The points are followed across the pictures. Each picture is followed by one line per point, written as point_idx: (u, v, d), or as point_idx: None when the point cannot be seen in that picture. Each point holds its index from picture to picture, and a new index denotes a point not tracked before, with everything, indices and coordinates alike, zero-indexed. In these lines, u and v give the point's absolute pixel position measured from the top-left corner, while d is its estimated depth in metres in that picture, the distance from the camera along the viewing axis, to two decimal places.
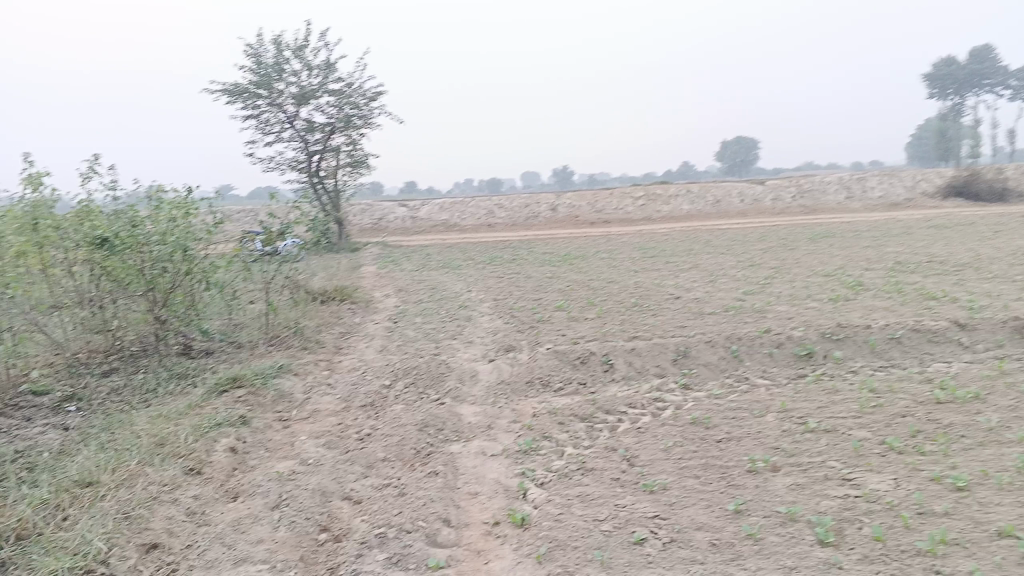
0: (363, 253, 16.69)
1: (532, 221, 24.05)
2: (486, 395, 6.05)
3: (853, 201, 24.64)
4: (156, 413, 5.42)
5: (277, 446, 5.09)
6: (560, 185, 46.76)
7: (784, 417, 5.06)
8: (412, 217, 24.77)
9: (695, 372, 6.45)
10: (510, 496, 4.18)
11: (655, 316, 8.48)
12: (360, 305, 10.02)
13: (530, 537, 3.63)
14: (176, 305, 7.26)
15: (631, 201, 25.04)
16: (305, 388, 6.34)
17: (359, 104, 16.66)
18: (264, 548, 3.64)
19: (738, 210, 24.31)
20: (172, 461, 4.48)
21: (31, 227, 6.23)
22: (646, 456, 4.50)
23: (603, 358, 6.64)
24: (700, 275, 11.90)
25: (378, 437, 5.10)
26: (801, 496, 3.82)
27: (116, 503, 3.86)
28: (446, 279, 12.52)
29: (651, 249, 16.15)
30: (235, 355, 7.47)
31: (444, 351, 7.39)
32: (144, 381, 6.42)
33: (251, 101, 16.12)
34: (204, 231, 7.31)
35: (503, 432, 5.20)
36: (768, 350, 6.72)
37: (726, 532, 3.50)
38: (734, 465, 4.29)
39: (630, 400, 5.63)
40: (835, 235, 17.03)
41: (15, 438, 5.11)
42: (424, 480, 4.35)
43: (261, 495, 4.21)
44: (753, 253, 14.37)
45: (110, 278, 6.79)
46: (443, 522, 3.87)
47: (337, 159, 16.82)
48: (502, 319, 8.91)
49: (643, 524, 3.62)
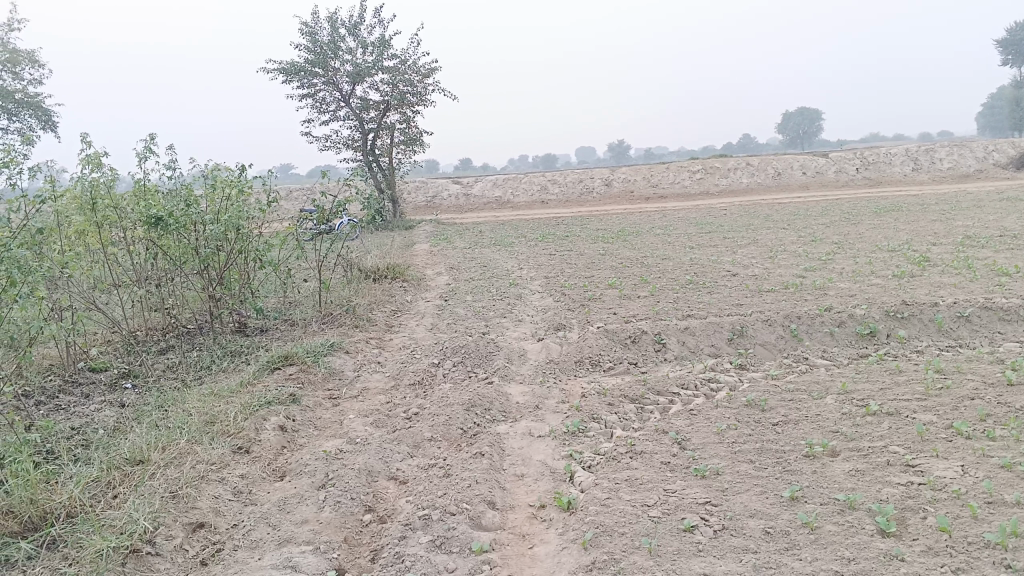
0: (416, 231, 16.74)
1: (586, 197, 23.82)
2: (535, 374, 5.98)
3: (920, 173, 23.80)
4: (208, 391, 5.49)
5: (326, 425, 5.10)
6: (615, 160, 46.19)
7: (844, 400, 4.86)
8: (466, 194, 24.77)
9: (751, 352, 6.26)
10: (556, 478, 4.10)
11: (710, 294, 8.27)
12: (413, 283, 10.02)
13: (576, 522, 3.54)
14: (230, 283, 7.30)
15: (688, 175, 24.56)
16: (356, 365, 6.34)
17: (413, 81, 16.60)
18: (308, 529, 3.62)
19: (799, 182, 23.67)
20: (221, 440, 4.52)
21: (90, 207, 6.34)
22: (698, 439, 4.37)
23: (656, 337, 6.49)
24: (758, 251, 11.63)
25: (425, 416, 5.06)
26: (861, 483, 3.65)
27: (164, 481, 3.90)
28: (498, 256, 12.46)
29: (707, 224, 15.82)
30: (288, 333, 7.50)
31: (494, 330, 7.34)
32: (198, 359, 6.51)
33: (307, 80, 16.22)
34: (257, 209, 7.38)
35: (551, 413, 5.12)
36: (828, 329, 6.48)
37: (781, 521, 3.35)
38: (791, 450, 4.13)
39: (682, 380, 5.49)
40: (901, 208, 16.46)
41: (72, 415, 5.23)
42: (470, 461, 4.28)
43: (307, 475, 4.20)
44: (815, 228, 13.98)
45: (166, 256, 6.89)
46: (488, 505, 3.80)
47: (392, 137, 16.84)
48: (553, 296, 8.81)
49: (693, 510, 3.50)
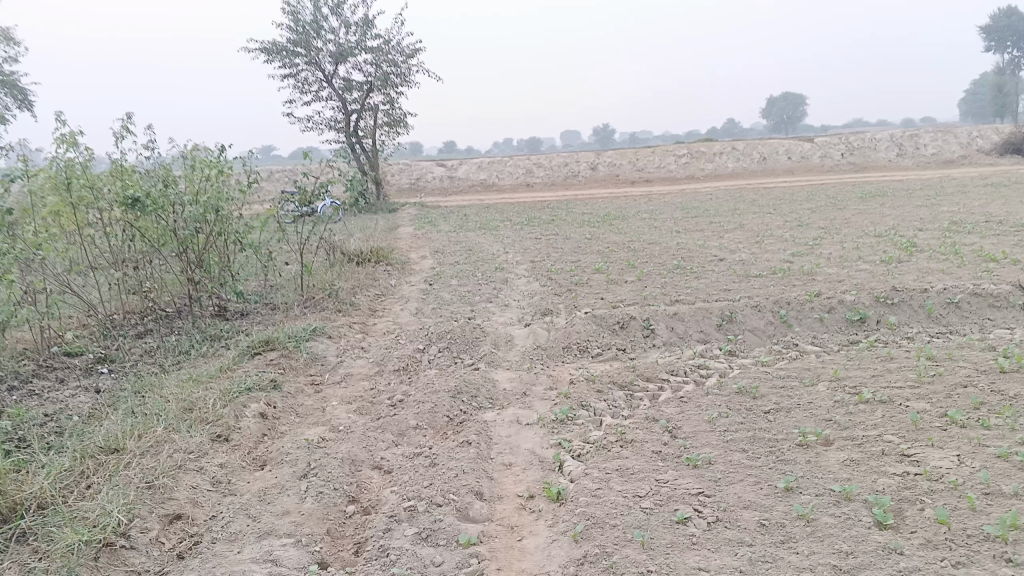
0: (400, 214, 16.56)
1: (571, 180, 23.70)
2: (522, 360, 5.87)
3: (904, 158, 23.83)
4: (187, 376, 5.34)
5: (308, 412, 4.97)
6: (599, 144, 45.96)
7: (836, 387, 4.79)
8: (450, 176, 24.56)
9: (740, 338, 6.18)
10: (545, 467, 4.00)
11: (698, 279, 8.18)
12: (396, 266, 9.86)
13: (566, 513, 3.45)
14: (209, 266, 7.12)
15: (674, 159, 24.47)
16: (339, 351, 6.21)
17: (397, 62, 16.35)
18: (289, 521, 3.51)
19: (785, 168, 23.65)
20: (199, 427, 4.39)
21: (64, 186, 6.11)
22: (689, 428, 4.28)
23: (644, 322, 6.40)
24: (745, 236, 11.56)
25: (410, 404, 4.94)
26: (856, 473, 3.58)
27: (140, 471, 3.78)
28: (483, 240, 12.33)
29: (693, 208, 15.71)
30: (269, 318, 7.34)
31: (480, 315, 7.22)
32: (177, 343, 6.35)
33: (289, 59, 15.94)
34: (237, 190, 7.19)
35: (539, 400, 5.02)
36: (817, 315, 6.41)
37: (776, 512, 3.27)
38: (784, 439, 4.05)
39: (672, 367, 5.40)
40: (886, 194, 16.47)
41: (46, 401, 5.07)
42: (456, 450, 4.18)
43: (288, 464, 4.08)
44: (801, 213, 13.93)
45: (143, 239, 6.69)
46: (476, 495, 3.70)
47: (375, 119, 16.61)
48: (539, 281, 8.69)
49: (686, 501, 3.41)
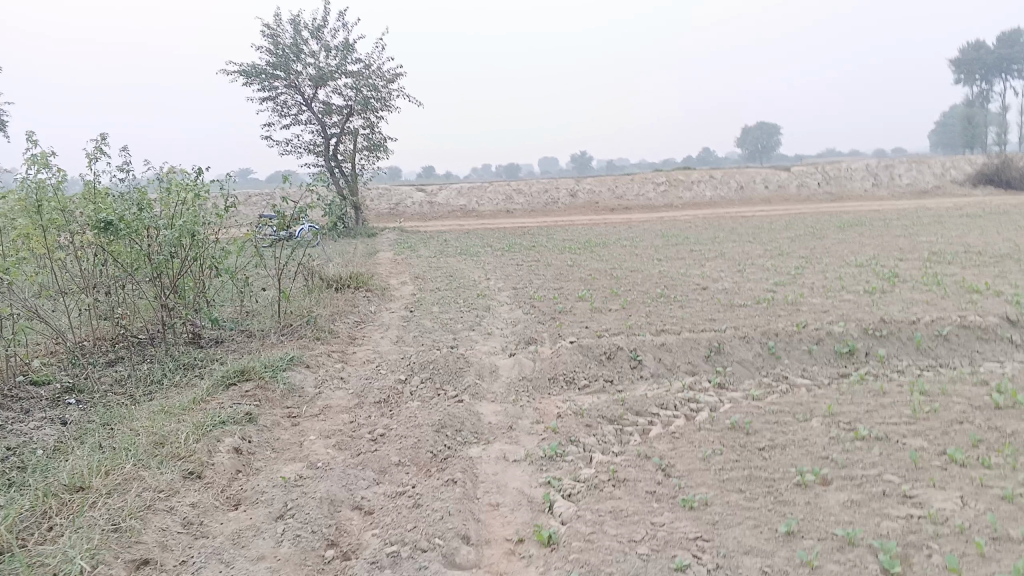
0: (380, 239, 16.39)
1: (551, 207, 23.66)
2: (507, 392, 5.70)
3: (880, 188, 24.07)
4: (158, 408, 5.12)
5: (285, 446, 4.76)
6: (578, 172, 45.98)
7: (830, 423, 4.66)
8: (429, 201, 24.42)
9: (729, 370, 6.06)
10: (534, 509, 3.84)
11: (683, 308, 8.07)
12: (376, 292, 9.67)
13: (559, 560, 3.28)
14: (184, 292, 6.92)
15: (653, 186, 24.53)
16: (317, 381, 6.01)
17: (378, 86, 16.28)
18: (265, 567, 3.30)
19: (762, 196, 23.79)
20: (170, 464, 4.18)
21: (34, 210, 5.92)
22: (683, 466, 4.14)
23: (631, 353, 6.27)
24: (727, 264, 11.50)
25: (392, 439, 4.76)
26: (858, 516, 3.44)
27: (107, 512, 3.57)
28: (464, 266, 12.17)
29: (673, 236, 15.70)
30: (245, 346, 7.12)
31: (462, 343, 7.05)
32: (148, 372, 6.11)
33: (268, 82, 15.79)
34: (213, 215, 7.01)
35: (526, 435, 4.85)
36: (806, 347, 6.31)
37: (778, 558, 3.12)
38: (781, 478, 3.91)
39: (662, 401, 5.26)
40: (864, 223, 16.55)
41: (8, 433, 4.83)
42: (441, 489, 4.00)
43: (264, 504, 3.88)
44: (781, 242, 13.93)
45: (115, 263, 6.48)
46: (463, 539, 3.52)
47: (355, 143, 16.45)
48: (522, 309, 8.55)
49: (684, 547, 3.27)
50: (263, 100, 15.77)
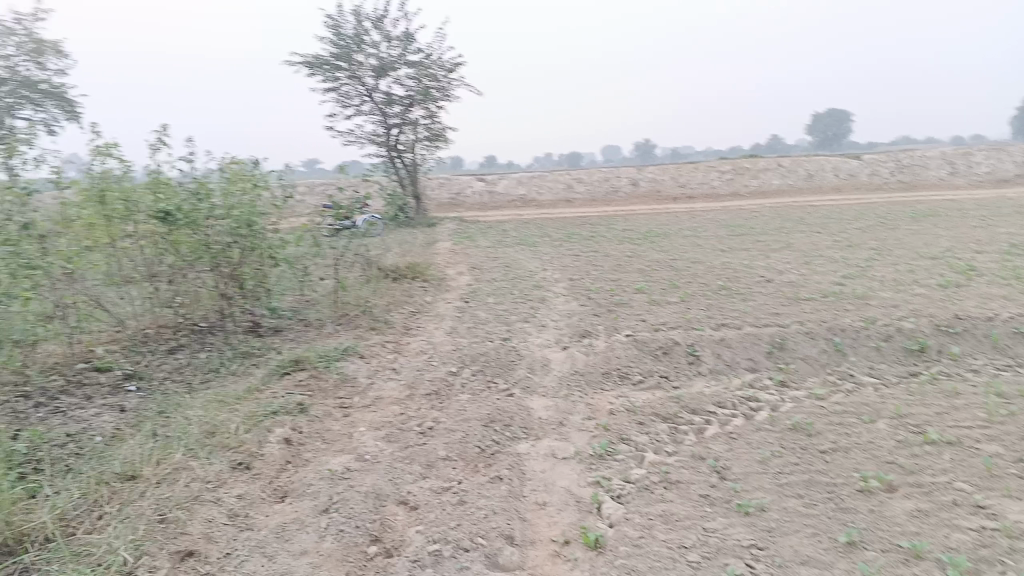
0: (440, 228, 16.42)
1: (612, 196, 23.39)
2: (559, 387, 5.60)
3: (956, 177, 23.09)
4: (213, 397, 5.17)
5: (335, 437, 4.74)
6: (641, 160, 45.35)
7: (897, 425, 4.42)
8: (490, 190, 24.41)
9: (793, 367, 5.83)
10: (582, 509, 3.74)
11: (745, 301, 7.83)
12: (433, 282, 9.66)
13: (604, 564, 3.18)
14: (243, 281, 6.92)
15: (718, 175, 24.01)
16: (370, 372, 5.99)
17: (438, 76, 16.26)
18: (307, 562, 3.29)
19: (831, 185, 23.08)
20: (220, 454, 4.21)
21: (98, 200, 5.99)
22: (739, 469, 3.97)
23: (689, 348, 6.09)
24: (794, 255, 11.15)
25: (440, 433, 4.70)
26: (925, 527, 3.23)
27: (154, 502, 3.61)
28: (522, 257, 12.09)
29: (737, 226, 15.32)
30: (302, 335, 7.16)
31: (515, 335, 6.97)
32: (207, 360, 6.20)
33: (331, 73, 15.91)
34: (272, 205, 7.04)
35: (576, 431, 4.75)
36: (874, 343, 6.03)
37: (837, 571, 2.95)
38: (843, 484, 3.72)
39: (719, 399, 5.09)
40: (938, 213, 15.88)
41: (69, 419, 4.92)
42: (487, 487, 3.93)
43: (310, 497, 3.86)
44: (851, 233, 13.46)
45: (176, 253, 6.56)
46: (507, 540, 3.44)
47: (416, 133, 16.46)
48: (578, 300, 8.42)
49: (737, 555, 3.13)
50: (326, 91, 15.90)
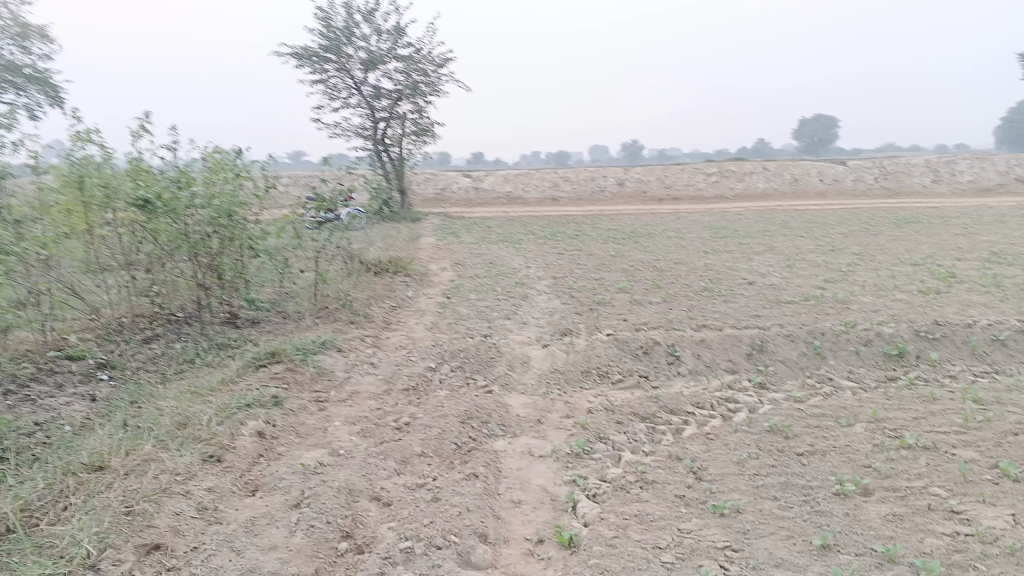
0: (424, 223, 16.36)
1: (597, 196, 23.40)
2: (537, 384, 5.57)
3: (939, 185, 23.25)
4: (187, 387, 5.10)
5: (310, 431, 4.68)
6: (628, 160, 45.40)
7: (874, 429, 4.42)
8: (475, 187, 24.34)
9: (772, 369, 5.83)
10: (557, 508, 3.70)
11: (726, 303, 7.82)
12: (415, 277, 9.60)
13: (577, 564, 3.14)
14: (222, 272, 6.86)
15: (704, 177, 24.08)
16: (348, 366, 5.93)
17: (427, 71, 16.17)
18: (276, 557, 3.23)
19: (816, 190, 23.18)
20: (191, 446, 4.14)
21: (76, 185, 5.83)
22: (716, 470, 3.95)
23: (669, 349, 6.07)
24: (776, 259, 11.17)
25: (417, 428, 4.66)
26: (900, 531, 3.21)
27: (121, 494, 3.54)
28: (506, 253, 12.05)
29: (722, 228, 15.35)
30: (281, 327, 7.08)
31: (496, 332, 6.93)
32: (183, 351, 6.11)
33: (319, 65, 15.79)
34: (253, 195, 6.95)
35: (554, 429, 4.71)
36: (853, 347, 6.03)
37: (811, 573, 2.93)
38: (819, 487, 3.70)
39: (698, 399, 5.08)
40: (921, 221, 15.97)
41: (38, 407, 4.84)
42: (462, 484, 3.89)
43: (281, 491, 3.80)
44: (834, 237, 13.51)
45: (155, 243, 6.42)
46: (480, 537, 3.41)
47: (403, 127, 16.37)
48: (560, 298, 8.39)
49: (711, 556, 3.10)
50: (313, 82, 15.78)
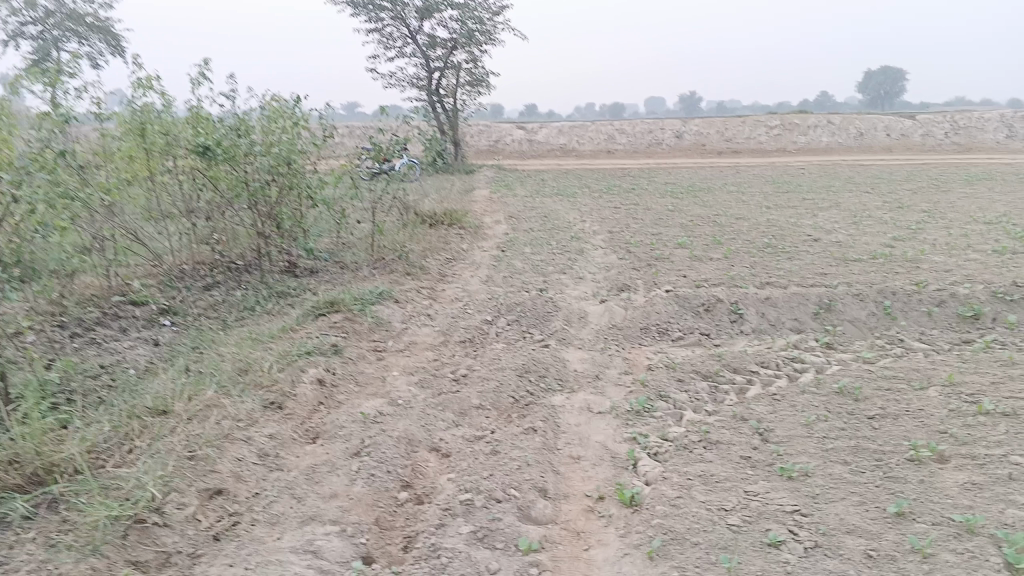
0: (478, 176, 16.25)
1: (654, 149, 22.97)
2: (595, 340, 5.49)
3: (1014, 140, 22.18)
4: (247, 334, 5.14)
5: (368, 380, 4.68)
6: (685, 112, 44.34)
7: (950, 394, 4.23)
8: (529, 139, 24.08)
9: (839, 330, 5.64)
10: (617, 465, 3.64)
11: (790, 260, 7.57)
12: (470, 229, 9.53)
13: (640, 523, 3.09)
14: (281, 221, 6.77)
15: (765, 130, 23.40)
16: (405, 317, 5.91)
17: (482, 19, 15.87)
18: (336, 506, 3.25)
19: (882, 145, 22.35)
20: (252, 393, 4.16)
21: (138, 132, 5.92)
22: (783, 431, 3.84)
23: (732, 306, 5.92)
24: (841, 215, 10.80)
25: (474, 381, 4.63)
26: (979, 501, 3.06)
27: (185, 438, 3.59)
28: (561, 207, 11.88)
29: (784, 183, 14.90)
30: (338, 277, 7.09)
31: (552, 286, 6.84)
32: (243, 298, 6.16)
33: (374, 13, 15.62)
34: (311, 145, 6.87)
35: (613, 385, 4.63)
36: (925, 308, 5.79)
37: (886, 542, 2.83)
38: (892, 452, 3.56)
39: (762, 358, 4.94)
40: (994, 177, 15.27)
41: (104, 351, 4.94)
42: (520, 438, 3.86)
43: (341, 439, 3.81)
44: (901, 194, 13.00)
45: (215, 190, 6.46)
46: (539, 493, 3.38)
47: (457, 78, 16.17)
48: (617, 253, 8.23)
49: (780, 520, 3.01)
50: (369, 31, 15.63)
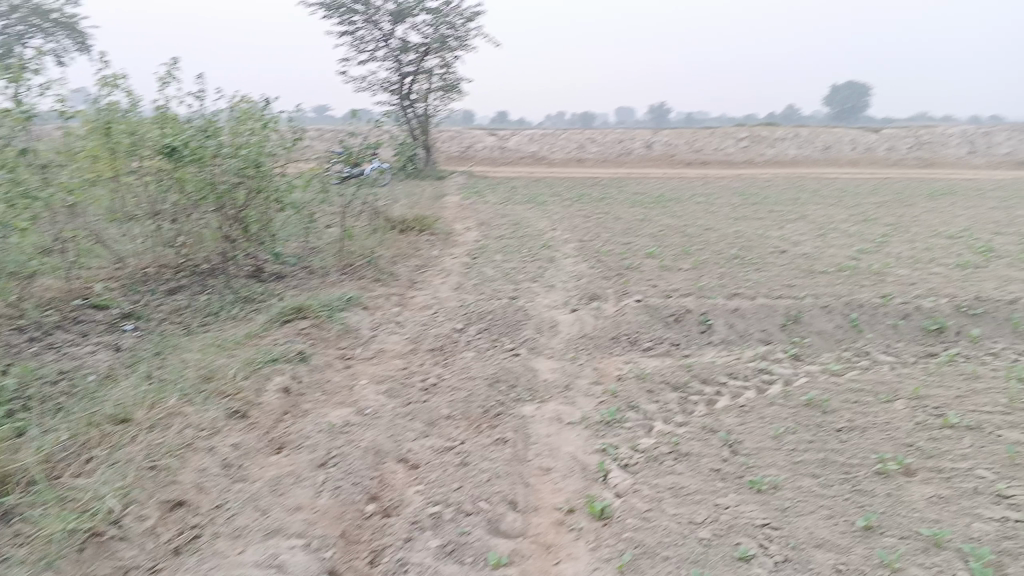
0: (448, 182, 16.20)
1: (624, 158, 23.09)
2: (566, 349, 5.46)
3: (975, 156, 22.63)
4: (212, 340, 5.04)
5: (335, 388, 4.61)
6: (654, 122, 44.66)
7: (916, 407, 4.26)
8: (500, 146, 24.08)
9: (807, 342, 5.67)
10: (587, 477, 3.61)
11: (758, 272, 7.62)
12: (441, 236, 9.48)
13: (611, 537, 3.07)
14: (247, 225, 6.66)
15: (734, 142, 23.64)
16: (373, 324, 5.84)
17: (455, 24, 15.84)
18: (301, 519, 3.19)
19: (847, 158, 22.68)
20: (216, 401, 4.07)
21: (103, 131, 5.84)
22: (752, 444, 3.84)
23: (701, 317, 5.93)
24: (808, 227, 10.91)
25: (443, 390, 4.57)
26: (945, 515, 3.07)
27: (145, 448, 3.51)
28: (532, 215, 11.87)
29: (752, 195, 15.03)
30: (306, 283, 6.99)
31: (522, 295, 6.81)
32: (208, 303, 6.05)
33: (346, 16, 15.51)
34: (281, 147, 6.73)
35: (583, 396, 4.61)
36: (891, 321, 5.84)
37: (854, 556, 2.84)
38: (859, 465, 3.58)
39: (731, 369, 4.95)
40: (956, 192, 15.54)
41: (63, 356, 4.81)
42: (490, 449, 3.82)
43: (307, 449, 3.74)
44: (867, 207, 13.17)
45: (181, 192, 6.20)
46: (509, 505, 3.35)
47: (429, 83, 16.11)
48: (587, 262, 8.23)
49: (750, 534, 3.01)
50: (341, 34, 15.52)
